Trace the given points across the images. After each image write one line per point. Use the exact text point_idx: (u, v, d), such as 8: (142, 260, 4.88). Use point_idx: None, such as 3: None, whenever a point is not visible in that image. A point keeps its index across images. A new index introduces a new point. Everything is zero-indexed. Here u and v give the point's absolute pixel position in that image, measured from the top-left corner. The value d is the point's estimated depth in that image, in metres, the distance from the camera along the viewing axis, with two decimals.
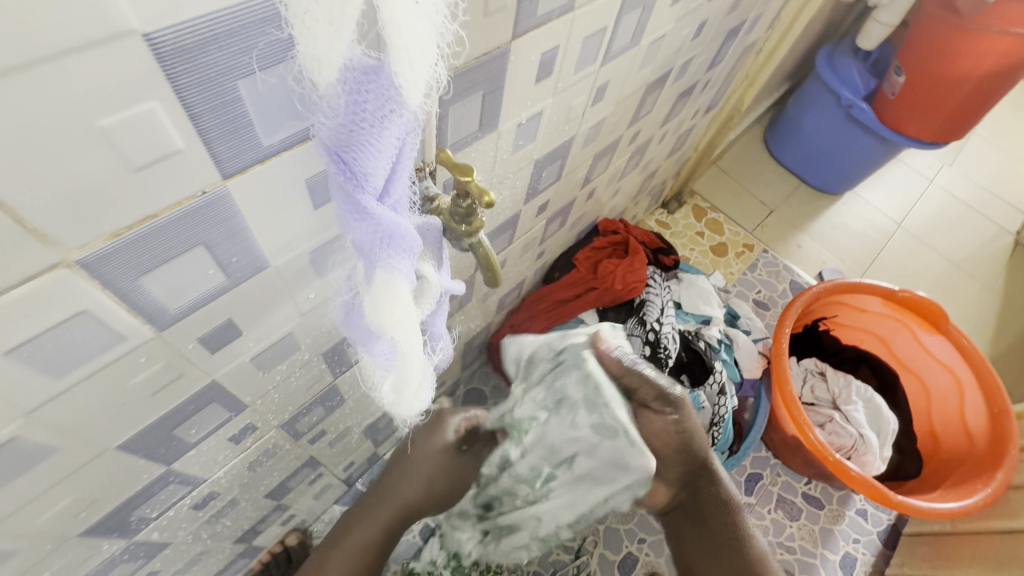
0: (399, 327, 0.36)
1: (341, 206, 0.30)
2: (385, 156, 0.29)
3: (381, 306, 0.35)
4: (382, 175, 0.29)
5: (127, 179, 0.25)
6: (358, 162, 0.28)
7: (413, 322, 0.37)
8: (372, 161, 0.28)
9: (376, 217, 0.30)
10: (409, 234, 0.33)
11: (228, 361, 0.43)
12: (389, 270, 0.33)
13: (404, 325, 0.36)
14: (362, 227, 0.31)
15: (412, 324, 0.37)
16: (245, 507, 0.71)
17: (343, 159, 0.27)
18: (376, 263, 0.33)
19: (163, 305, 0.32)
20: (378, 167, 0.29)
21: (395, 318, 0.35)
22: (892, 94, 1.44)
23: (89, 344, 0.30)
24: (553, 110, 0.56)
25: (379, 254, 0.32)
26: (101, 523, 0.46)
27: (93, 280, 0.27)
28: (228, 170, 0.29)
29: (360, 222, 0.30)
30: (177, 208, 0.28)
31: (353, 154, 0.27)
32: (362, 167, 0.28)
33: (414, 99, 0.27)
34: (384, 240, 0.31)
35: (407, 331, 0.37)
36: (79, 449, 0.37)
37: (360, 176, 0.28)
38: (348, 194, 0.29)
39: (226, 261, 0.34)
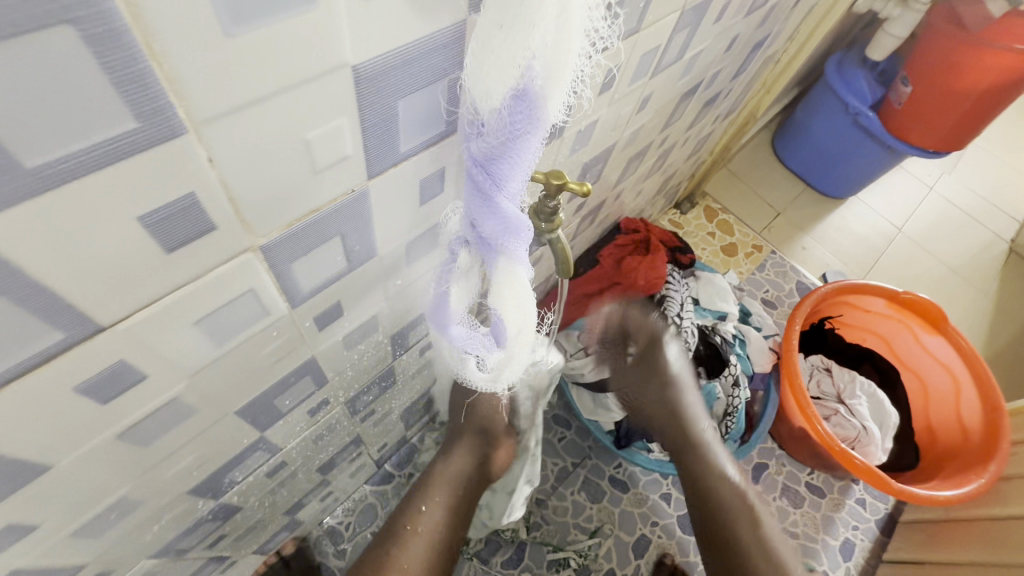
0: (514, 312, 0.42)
1: (477, 203, 0.36)
2: (522, 166, 0.33)
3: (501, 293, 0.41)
4: (516, 182, 0.34)
5: (310, 179, 0.30)
6: (501, 169, 0.33)
7: (529, 309, 0.42)
8: (512, 168, 0.33)
9: (508, 216, 0.35)
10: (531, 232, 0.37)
11: (327, 338, 0.48)
12: (512, 262, 0.38)
13: (519, 310, 0.41)
14: (492, 222, 0.36)
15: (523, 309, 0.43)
16: (300, 479, 0.76)
17: (488, 167, 0.33)
18: (501, 256, 0.38)
19: (301, 286, 0.38)
20: (516, 175, 0.34)
21: (511, 305, 0.41)
22: (898, 104, 1.51)
23: (245, 318, 0.36)
24: (607, 118, 0.61)
25: (503, 246, 0.38)
26: (203, 483, 0.51)
27: (263, 262, 0.33)
28: (373, 172, 0.34)
29: (495, 220, 0.36)
30: (331, 204, 0.33)
31: (498, 163, 0.33)
32: (503, 174, 0.33)
33: (552, 115, 0.31)
34: (511, 237, 0.37)
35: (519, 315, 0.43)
36: (210, 413, 0.42)
37: (501, 181, 0.34)
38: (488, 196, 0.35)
39: (350, 249, 0.39)
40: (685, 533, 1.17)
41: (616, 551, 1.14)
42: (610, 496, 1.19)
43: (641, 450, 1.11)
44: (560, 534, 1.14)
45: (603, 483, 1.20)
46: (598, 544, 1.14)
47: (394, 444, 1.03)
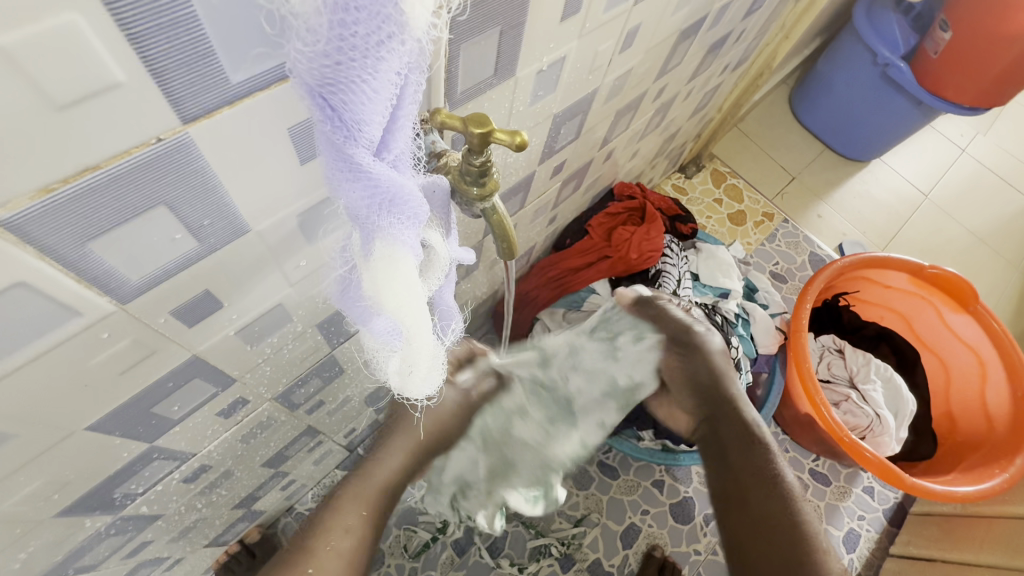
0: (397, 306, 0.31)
1: (329, 163, 0.25)
2: (382, 99, 0.23)
3: (375, 282, 0.30)
4: (378, 125, 0.24)
5: (49, 117, 0.20)
6: (350, 107, 0.22)
7: (421, 301, 0.32)
8: (365, 104, 0.23)
9: (373, 176, 0.25)
10: (415, 196, 0.27)
11: (209, 334, 0.38)
12: (391, 240, 0.28)
13: (406, 306, 0.31)
14: (355, 188, 0.25)
15: (420, 305, 0.32)
16: (241, 476, 0.68)
17: (328, 104, 0.22)
18: (374, 232, 0.28)
19: (120, 275, 0.28)
20: (374, 115, 0.23)
21: (396, 298, 0.30)
22: (935, 53, 1.30)
23: (33, 320, 0.26)
24: (578, 55, 0.49)
25: (376, 219, 0.27)
26: (79, 503, 0.43)
27: (26, 246, 0.23)
28: (188, 113, 0.24)
29: (354, 182, 0.25)
30: (125, 159, 0.23)
31: (342, 95, 0.22)
32: (355, 114, 0.23)
33: (414, 14, 0.21)
34: (384, 204, 0.26)
35: (414, 312, 0.31)
36: (40, 434, 0.33)
37: (354, 125, 0.23)
38: (337, 147, 0.24)
39: (196, 224, 0.29)
40: (676, 522, 1.09)
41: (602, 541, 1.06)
42: (598, 483, 1.11)
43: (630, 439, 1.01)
44: (543, 523, 1.06)
45: (591, 469, 1.12)
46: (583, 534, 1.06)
47: (362, 430, 0.95)
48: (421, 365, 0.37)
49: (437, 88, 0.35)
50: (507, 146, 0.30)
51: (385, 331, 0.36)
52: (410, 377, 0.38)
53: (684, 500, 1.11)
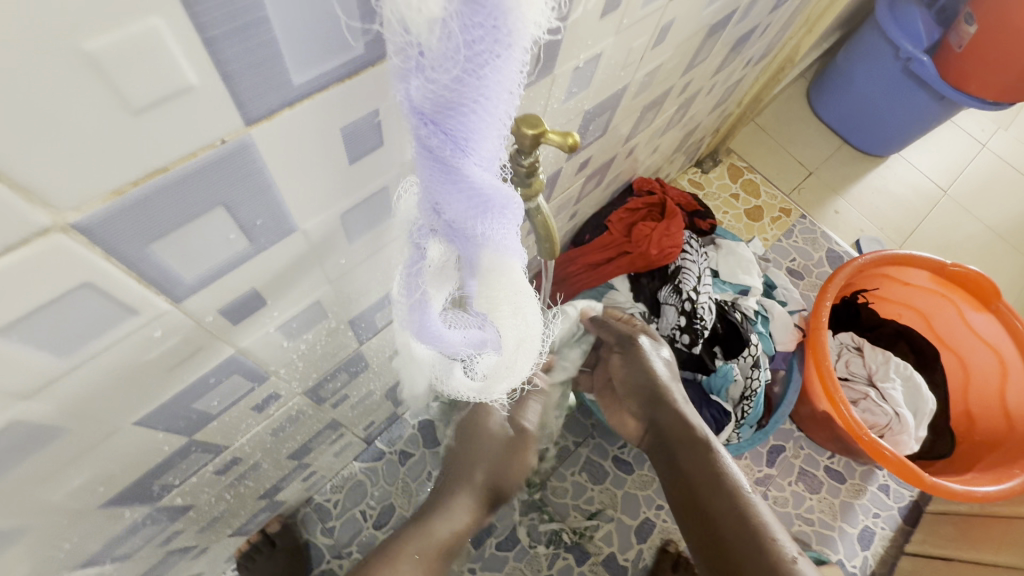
0: (497, 304, 0.33)
1: (438, 180, 0.26)
2: (494, 116, 0.24)
3: (485, 284, 0.32)
4: (488, 141, 0.25)
5: (125, 121, 0.20)
6: (463, 125, 0.23)
7: (529, 298, 0.33)
8: (477, 121, 0.23)
9: (479, 187, 0.26)
10: (516, 203, 0.28)
11: (251, 331, 0.38)
12: (493, 244, 0.29)
13: (521, 307, 0.33)
14: (462, 200, 0.27)
15: (530, 300, 0.33)
16: (267, 468, 0.69)
17: (443, 123, 0.23)
18: (482, 240, 0.29)
19: (177, 274, 0.28)
20: (485, 132, 0.24)
21: (504, 296, 0.32)
22: (959, 47, 1.28)
23: (95, 319, 0.26)
24: (613, 52, 0.49)
25: (483, 228, 0.28)
26: (120, 495, 0.44)
27: (95, 247, 0.23)
28: (251, 115, 0.24)
29: (461, 193, 0.26)
30: (191, 161, 0.23)
31: (457, 115, 0.23)
32: (467, 131, 0.24)
33: (527, 26, 0.21)
34: (488, 213, 0.27)
35: (522, 308, 0.33)
36: (90, 430, 0.33)
37: (466, 142, 0.24)
38: (448, 162, 0.25)
39: (249, 224, 0.29)
40: None
41: (617, 536, 1.07)
42: (613, 478, 1.11)
43: None
44: (558, 517, 1.07)
45: (606, 464, 1.12)
46: (598, 528, 1.07)
47: (381, 423, 0.95)
48: (519, 362, 0.40)
49: None
50: (559, 147, 0.30)
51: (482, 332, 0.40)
52: (505, 370, 0.41)
53: None
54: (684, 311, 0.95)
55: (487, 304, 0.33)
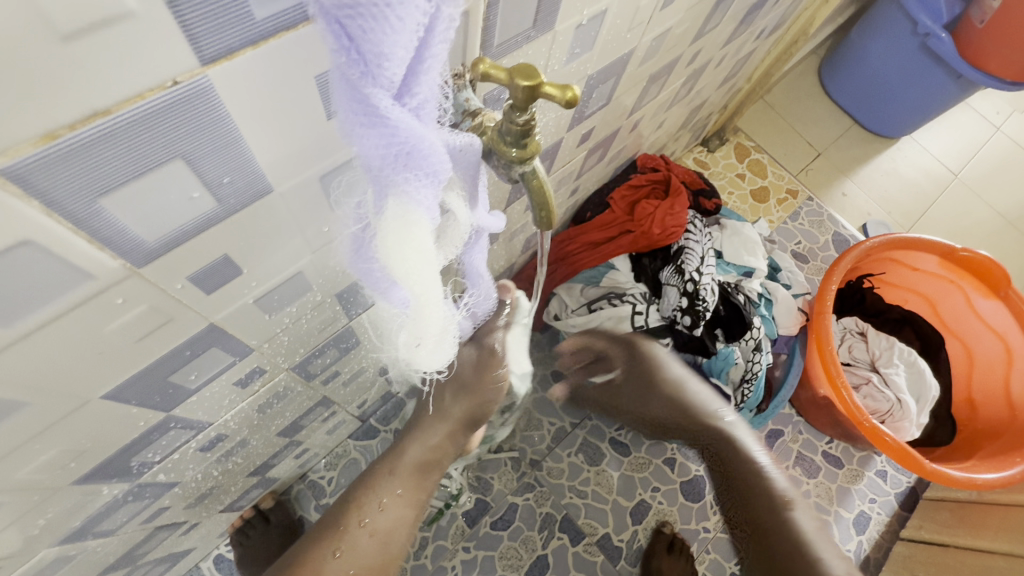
0: (411, 274, 0.29)
1: (342, 108, 0.22)
2: (407, 30, 0.20)
3: (393, 251, 0.28)
4: (401, 63, 0.21)
5: (53, 49, 0.17)
6: (369, 35, 0.20)
7: (434, 268, 0.30)
8: (386, 33, 0.20)
9: (390, 123, 0.22)
10: (436, 151, 0.24)
11: (227, 302, 0.36)
12: (405, 200, 0.26)
13: (417, 272, 0.29)
14: (371, 137, 0.23)
15: (432, 270, 0.30)
16: (256, 445, 0.68)
17: (344, 30, 0.19)
18: (387, 186, 0.25)
19: (134, 235, 0.25)
20: (396, 49, 0.21)
21: (404, 260, 0.28)
22: (981, 22, 1.22)
23: (43, 283, 0.24)
24: (619, 10, 0.45)
25: (390, 172, 0.24)
26: (97, 471, 0.42)
27: (32, 200, 0.20)
28: (206, 53, 0.21)
29: (370, 130, 0.22)
30: (138, 103, 0.20)
31: (361, 20, 0.19)
32: (375, 44, 0.20)
33: None
34: (400, 158, 0.24)
35: (422, 279, 0.29)
36: (54, 403, 0.31)
37: (373, 58, 0.20)
38: (354, 86, 0.21)
39: (215, 181, 0.26)
40: (687, 500, 1.09)
41: (612, 518, 1.06)
42: (609, 460, 1.10)
43: None
44: (553, 498, 1.06)
45: (602, 446, 1.11)
46: (593, 509, 1.06)
47: (375, 401, 0.94)
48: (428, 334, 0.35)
49: (474, 40, 0.32)
50: (557, 103, 0.27)
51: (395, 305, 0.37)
52: (419, 353, 0.37)
53: (695, 478, 1.10)
54: (686, 292, 0.92)
55: (398, 274, 0.29)
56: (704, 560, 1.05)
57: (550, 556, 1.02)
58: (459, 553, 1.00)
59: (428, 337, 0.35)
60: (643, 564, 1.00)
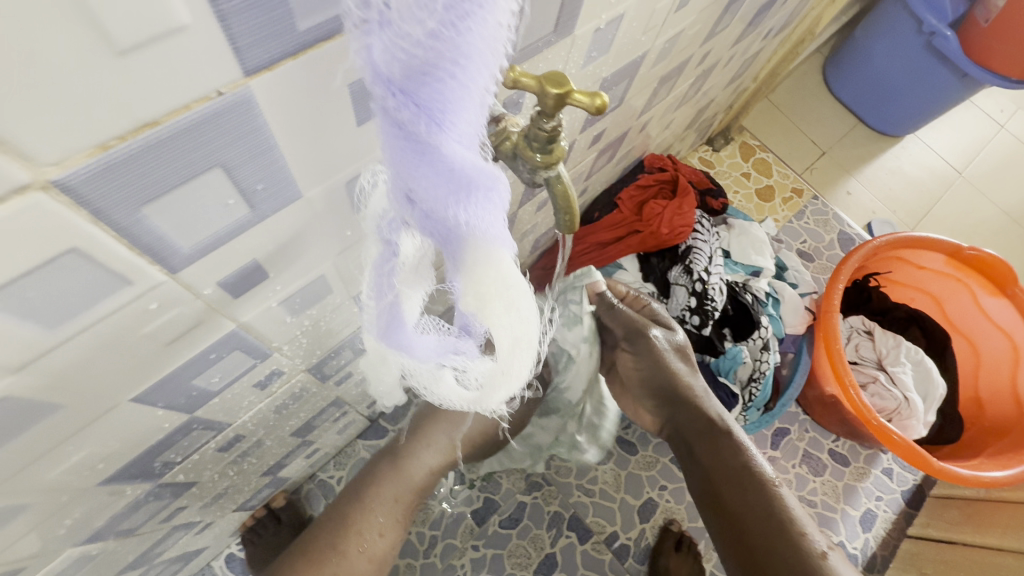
0: (505, 312, 0.29)
1: (409, 164, 0.23)
2: (473, 79, 0.21)
3: (483, 294, 0.28)
4: (467, 110, 0.22)
5: (110, 63, 0.18)
6: (433, 92, 0.21)
7: (526, 301, 0.30)
8: (453, 87, 0.21)
9: (460, 164, 0.23)
10: (502, 185, 0.25)
11: (253, 305, 0.36)
12: (483, 238, 0.26)
13: (516, 308, 0.29)
14: (439, 184, 0.23)
15: (522, 311, 0.29)
16: (271, 445, 0.68)
17: (410, 92, 0.20)
18: (463, 233, 0.26)
19: (171, 242, 0.26)
20: (463, 99, 0.21)
21: (494, 302, 0.28)
22: (986, 21, 1.22)
23: (84, 289, 0.24)
24: (635, 14, 0.46)
25: (465, 218, 0.25)
26: (121, 472, 0.43)
27: (80, 209, 0.21)
28: (250, 64, 0.21)
29: (442, 177, 0.23)
30: (185, 114, 0.21)
31: (427, 81, 0.20)
32: (440, 99, 0.21)
33: None
34: (474, 197, 0.24)
35: (509, 321, 0.29)
36: (86, 405, 0.32)
37: (440, 110, 0.21)
38: (422, 140, 0.22)
39: (250, 188, 0.27)
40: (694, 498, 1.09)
41: (620, 515, 1.07)
42: (617, 458, 1.11)
43: None
44: (561, 496, 1.06)
45: (610, 445, 1.12)
46: (601, 507, 1.07)
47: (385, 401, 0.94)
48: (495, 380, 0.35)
49: None
50: (585, 110, 0.28)
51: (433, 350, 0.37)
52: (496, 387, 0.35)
53: None
54: (695, 292, 0.93)
55: (494, 318, 0.29)
56: (712, 557, 1.06)
57: (558, 554, 1.02)
58: (468, 551, 1.01)
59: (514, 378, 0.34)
60: (651, 562, 1.01)
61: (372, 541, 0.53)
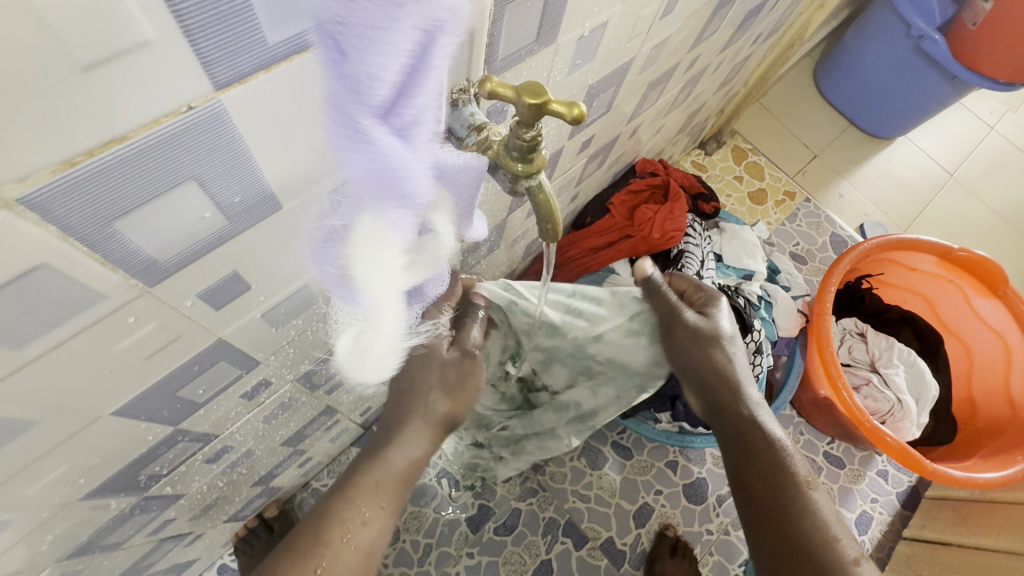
0: (376, 276, 0.31)
1: (332, 125, 0.23)
2: (400, 64, 0.21)
3: (362, 254, 0.29)
4: (391, 91, 0.22)
5: (72, 80, 0.17)
6: (361, 63, 0.20)
7: (391, 276, 0.31)
8: (376, 62, 0.20)
9: (374, 145, 0.23)
10: (416, 178, 0.25)
11: (235, 317, 0.36)
12: (377, 210, 0.26)
13: (379, 274, 0.30)
14: (355, 158, 0.23)
15: (387, 278, 0.31)
16: (261, 455, 0.68)
17: (339, 53, 0.20)
18: (365, 200, 0.26)
19: (147, 257, 0.26)
20: (386, 78, 0.21)
21: (366, 263, 0.30)
22: (973, 24, 1.23)
23: (57, 305, 0.24)
24: (620, 22, 0.46)
25: (369, 190, 0.25)
26: (105, 486, 0.42)
27: (49, 226, 0.21)
28: (221, 79, 0.21)
29: (355, 150, 0.23)
30: (155, 128, 0.21)
31: (354, 46, 0.20)
32: (364, 72, 0.20)
33: None
34: (383, 178, 0.24)
35: (377, 282, 0.31)
36: (65, 421, 0.31)
37: (361, 81, 0.21)
38: (342, 106, 0.22)
39: (225, 201, 0.27)
40: (689, 502, 1.09)
41: (616, 521, 1.06)
42: (612, 463, 1.10)
43: (648, 421, 1.04)
44: (556, 502, 1.06)
45: (605, 450, 1.11)
46: (596, 513, 1.06)
47: (378, 409, 0.94)
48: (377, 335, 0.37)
49: (479, 55, 0.33)
50: (564, 119, 0.28)
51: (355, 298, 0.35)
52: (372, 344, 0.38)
53: (697, 481, 1.11)
54: None
55: (364, 277, 0.31)
56: (708, 562, 1.06)
57: (554, 561, 1.02)
58: (463, 559, 1.00)
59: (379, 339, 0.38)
60: (647, 567, 1.00)
61: (358, 531, 0.49)
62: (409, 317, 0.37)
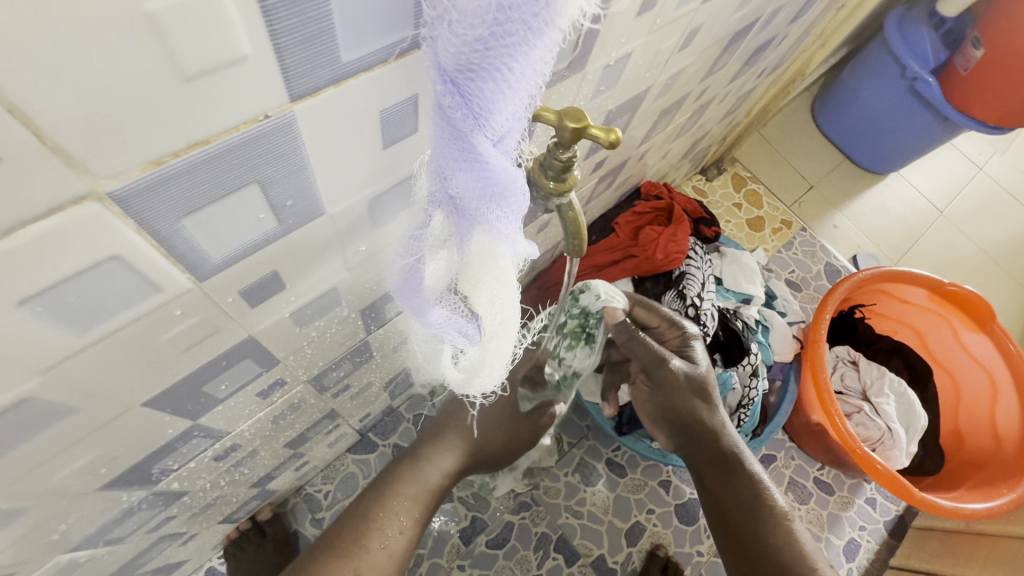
0: (491, 300, 0.32)
1: (447, 151, 0.25)
2: (518, 91, 0.23)
3: (477, 279, 0.31)
4: (506, 117, 0.24)
5: (173, 88, 0.19)
6: (483, 93, 0.22)
7: (509, 298, 0.33)
8: (499, 91, 0.22)
9: (489, 166, 0.25)
10: (525, 193, 0.27)
11: (267, 315, 0.37)
12: (494, 235, 0.28)
13: (500, 299, 0.32)
14: (469, 178, 0.25)
15: (510, 300, 0.33)
16: (263, 456, 0.68)
17: (462, 86, 0.22)
18: (478, 223, 0.27)
19: (203, 253, 0.27)
20: (505, 105, 0.23)
21: (489, 288, 0.31)
22: (965, 70, 1.28)
23: (118, 294, 0.25)
24: (642, 53, 0.48)
25: (484, 212, 0.27)
26: (120, 478, 0.43)
27: (128, 219, 0.22)
28: (296, 91, 0.23)
29: (469, 170, 0.25)
30: (234, 134, 0.22)
31: (479, 81, 0.22)
32: (488, 100, 0.22)
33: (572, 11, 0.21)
34: (494, 197, 0.26)
35: (501, 304, 0.33)
36: (100, 408, 0.32)
37: (483, 112, 0.23)
38: (461, 134, 0.24)
39: (279, 205, 0.28)
40: (681, 523, 1.09)
41: (608, 538, 1.06)
42: (605, 480, 1.11)
43: (645, 438, 1.03)
44: (549, 517, 1.06)
45: (599, 466, 1.12)
46: (588, 529, 1.06)
47: (377, 415, 0.94)
48: (489, 365, 0.38)
49: None
50: (600, 143, 0.30)
51: (439, 323, 0.39)
52: (479, 377, 0.40)
53: (689, 502, 1.11)
54: (688, 317, 0.94)
55: (481, 299, 0.32)
56: None
57: None
58: (454, 571, 1.00)
59: (488, 366, 0.39)
60: None
61: (394, 536, 0.52)
62: (452, 333, 0.39)
